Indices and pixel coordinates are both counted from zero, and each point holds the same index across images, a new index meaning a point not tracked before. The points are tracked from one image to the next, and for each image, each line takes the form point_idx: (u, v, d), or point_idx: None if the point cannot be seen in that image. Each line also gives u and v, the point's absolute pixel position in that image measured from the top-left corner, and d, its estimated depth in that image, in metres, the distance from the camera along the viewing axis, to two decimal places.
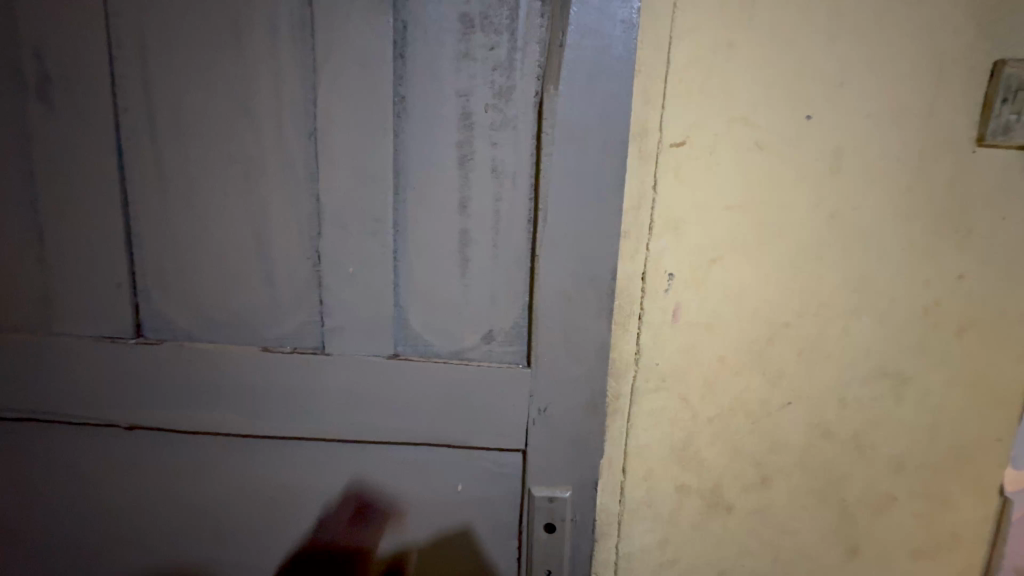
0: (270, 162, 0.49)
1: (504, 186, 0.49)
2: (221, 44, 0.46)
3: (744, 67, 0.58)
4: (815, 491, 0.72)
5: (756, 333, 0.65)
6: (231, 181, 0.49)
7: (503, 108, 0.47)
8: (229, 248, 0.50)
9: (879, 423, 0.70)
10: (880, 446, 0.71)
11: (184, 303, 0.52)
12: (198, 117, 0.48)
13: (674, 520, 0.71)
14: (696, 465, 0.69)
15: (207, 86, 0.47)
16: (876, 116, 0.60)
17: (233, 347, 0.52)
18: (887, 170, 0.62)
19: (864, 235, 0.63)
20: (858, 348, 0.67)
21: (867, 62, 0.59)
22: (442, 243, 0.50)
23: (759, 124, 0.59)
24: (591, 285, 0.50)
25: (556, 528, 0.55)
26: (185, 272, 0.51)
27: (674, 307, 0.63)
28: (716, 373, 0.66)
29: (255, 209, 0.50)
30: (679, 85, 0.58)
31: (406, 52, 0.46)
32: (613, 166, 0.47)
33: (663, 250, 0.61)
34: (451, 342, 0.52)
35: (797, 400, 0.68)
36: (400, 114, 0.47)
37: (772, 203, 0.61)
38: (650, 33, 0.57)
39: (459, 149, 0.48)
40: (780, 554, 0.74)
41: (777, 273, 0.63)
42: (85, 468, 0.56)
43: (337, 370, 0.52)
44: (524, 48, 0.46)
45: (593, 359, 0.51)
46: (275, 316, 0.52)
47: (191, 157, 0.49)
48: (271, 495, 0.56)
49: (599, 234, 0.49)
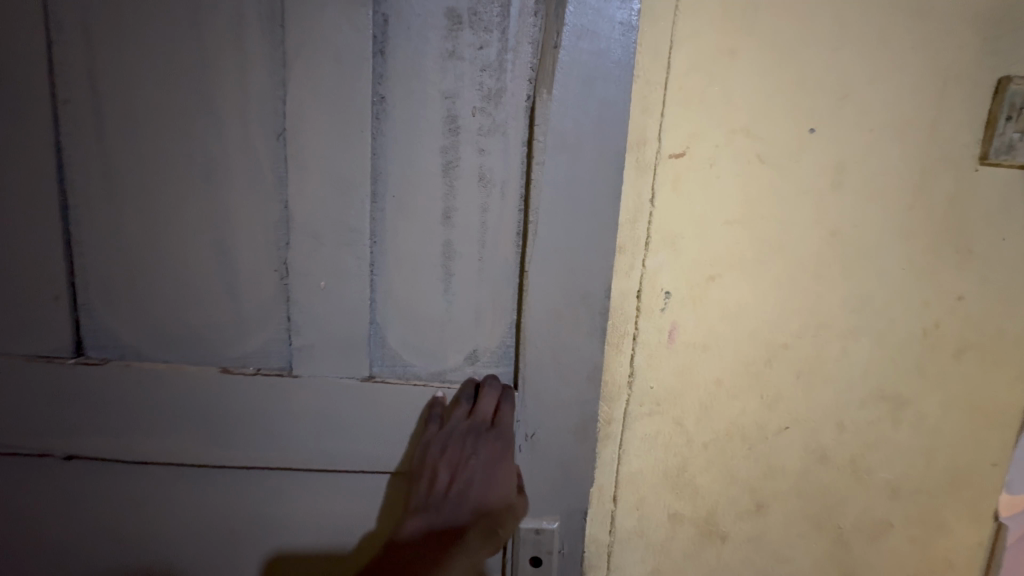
0: (235, 165, 0.45)
1: (492, 196, 0.45)
2: (179, 34, 0.43)
3: (747, 75, 0.54)
4: (810, 518, 0.69)
5: (754, 355, 0.62)
6: (190, 184, 0.45)
7: (492, 112, 0.44)
8: (188, 257, 0.47)
9: (878, 448, 0.67)
10: (877, 471, 0.68)
11: (137, 316, 0.48)
12: (154, 114, 0.44)
13: (666, 549, 0.67)
14: (689, 492, 0.65)
15: (164, 80, 0.44)
16: (878, 131, 0.58)
17: (190, 368, 0.48)
18: (889, 186, 0.59)
19: (866, 253, 0.61)
20: (856, 371, 0.64)
21: (871, 74, 0.56)
22: (424, 254, 0.47)
23: (762, 136, 0.56)
24: (583, 303, 0.46)
25: (542, 561, 0.52)
26: (139, 282, 0.48)
27: (670, 327, 0.59)
28: (712, 396, 0.62)
29: (217, 216, 0.46)
30: (679, 92, 0.54)
31: (386, 48, 0.43)
32: (610, 178, 0.44)
33: (659, 266, 0.58)
34: (432, 363, 0.50)
35: (795, 424, 0.65)
36: (380, 116, 0.44)
37: (772, 218, 0.58)
38: (649, 36, 0.52)
39: (443, 155, 0.45)
40: None
41: (776, 291, 0.60)
42: (32, 497, 0.53)
43: (305, 396, 0.48)
44: (515, 48, 0.43)
45: (585, 382, 0.48)
46: (239, 332, 0.49)
47: (145, 157, 0.45)
48: (241, 521, 0.53)
49: (593, 249, 0.45)
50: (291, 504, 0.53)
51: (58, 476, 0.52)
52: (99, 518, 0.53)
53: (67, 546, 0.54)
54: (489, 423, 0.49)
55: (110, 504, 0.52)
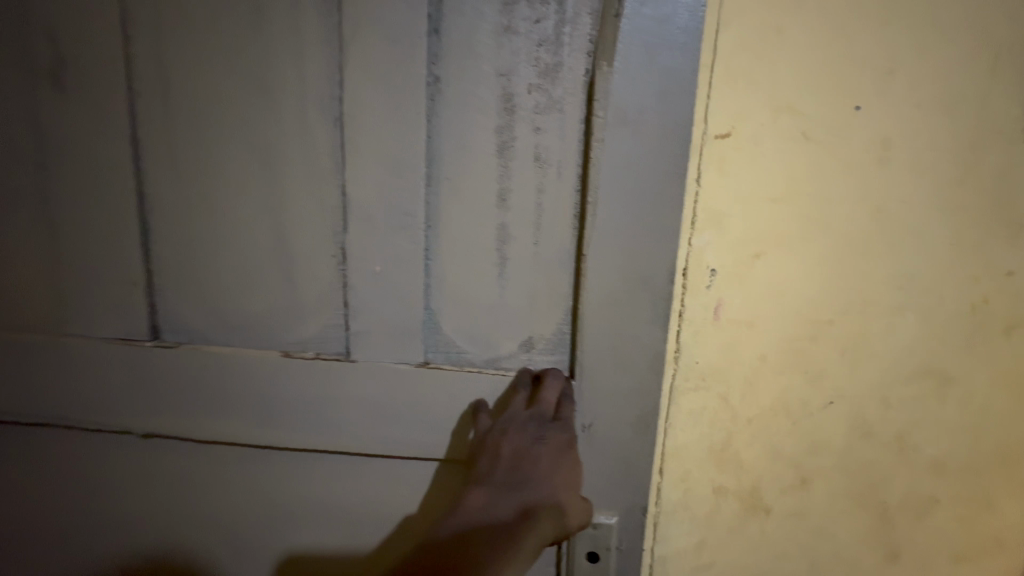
0: (293, 151, 0.47)
1: (548, 176, 0.46)
2: (241, 21, 0.45)
3: (793, 54, 0.55)
4: (855, 493, 0.69)
5: (799, 332, 0.62)
6: (253, 170, 0.48)
7: (548, 89, 0.44)
8: (252, 241, 0.49)
9: (924, 424, 0.67)
10: (922, 448, 0.68)
11: (204, 300, 0.51)
12: (218, 100, 0.46)
13: (711, 522, 0.68)
14: (734, 466, 0.66)
15: (228, 67, 0.46)
16: (925, 107, 0.57)
17: (254, 352, 0.51)
18: (937, 163, 0.59)
19: (913, 229, 0.60)
20: (902, 348, 0.64)
21: (918, 50, 0.56)
22: (479, 236, 0.48)
23: (807, 114, 0.56)
24: (643, 288, 0.46)
25: (600, 557, 0.52)
26: (207, 266, 0.50)
27: (716, 304, 0.60)
28: (756, 372, 0.63)
29: (277, 201, 0.48)
30: (725, 73, 0.55)
31: (441, 27, 0.44)
32: (673, 156, 0.44)
33: (704, 245, 0.59)
34: (486, 351, 0.50)
35: (840, 399, 0.65)
36: (435, 96, 0.45)
37: (817, 195, 0.58)
38: None
39: (499, 134, 0.45)
40: (817, 557, 0.71)
41: (821, 268, 0.60)
42: (113, 470, 0.56)
43: (361, 379, 0.50)
44: (573, 21, 0.43)
45: (646, 369, 0.48)
46: (298, 317, 0.51)
47: (210, 144, 0.47)
48: (300, 501, 0.55)
49: (651, 230, 0.45)
50: (344, 489, 0.54)
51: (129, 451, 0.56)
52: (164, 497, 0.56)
53: (135, 523, 0.58)
54: (551, 414, 0.48)
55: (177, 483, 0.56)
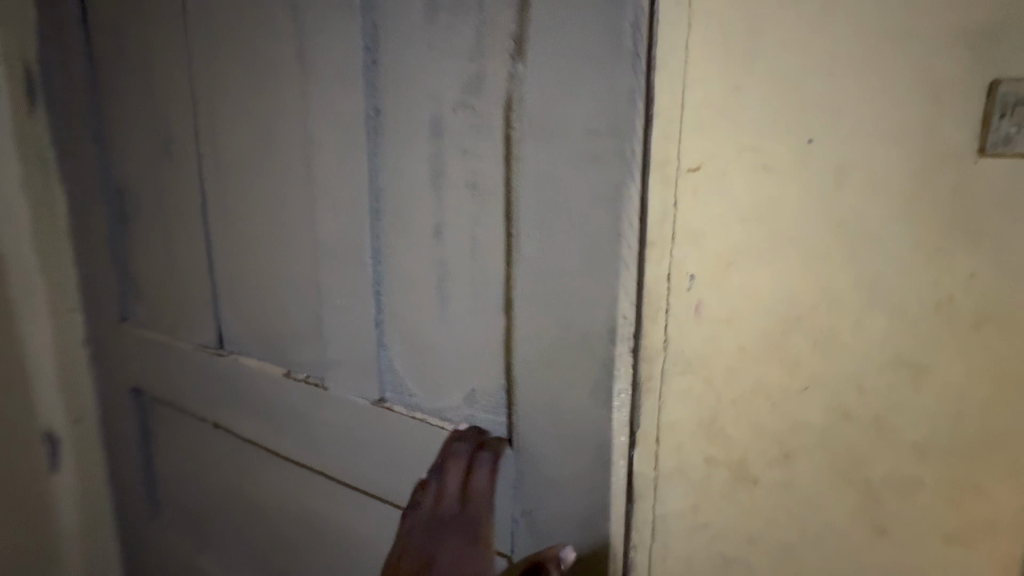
0: (286, 192, 0.60)
1: (479, 205, 0.49)
2: (242, 96, 0.62)
3: (751, 105, 0.67)
4: (837, 470, 0.75)
5: (771, 326, 0.73)
6: (260, 216, 0.64)
7: (472, 120, 0.47)
8: (265, 263, 0.65)
9: (899, 409, 0.72)
10: (900, 430, 0.72)
11: (241, 315, 0.69)
12: (235, 158, 0.64)
13: (705, 488, 0.79)
14: (722, 439, 0.77)
15: (245, 130, 0.62)
16: (876, 137, 0.65)
17: (266, 368, 0.67)
18: (890, 182, 0.66)
19: (873, 238, 0.68)
20: (869, 341, 0.71)
21: (864, 91, 0.64)
22: (422, 275, 0.53)
23: (766, 150, 0.68)
24: (578, 346, 0.45)
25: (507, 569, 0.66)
26: (236, 293, 0.69)
27: (697, 302, 0.74)
28: (737, 359, 0.75)
29: (278, 237, 0.62)
30: (693, 122, 0.69)
31: (378, 73, 0.51)
32: (593, 211, 0.42)
33: (684, 256, 0.72)
34: (434, 396, 0.55)
35: (815, 385, 0.73)
36: (375, 132, 0.53)
37: (781, 214, 0.70)
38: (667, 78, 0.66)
39: (433, 166, 0.50)
40: (806, 528, 0.78)
41: (786, 272, 0.71)
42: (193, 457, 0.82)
43: (339, 405, 0.61)
44: (491, 29, 0.45)
45: (591, 457, 0.47)
46: (292, 340, 0.65)
47: (234, 195, 0.66)
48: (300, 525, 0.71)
49: (582, 278, 0.44)
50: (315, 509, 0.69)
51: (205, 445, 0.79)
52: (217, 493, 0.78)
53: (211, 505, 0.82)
54: (458, 501, 0.48)
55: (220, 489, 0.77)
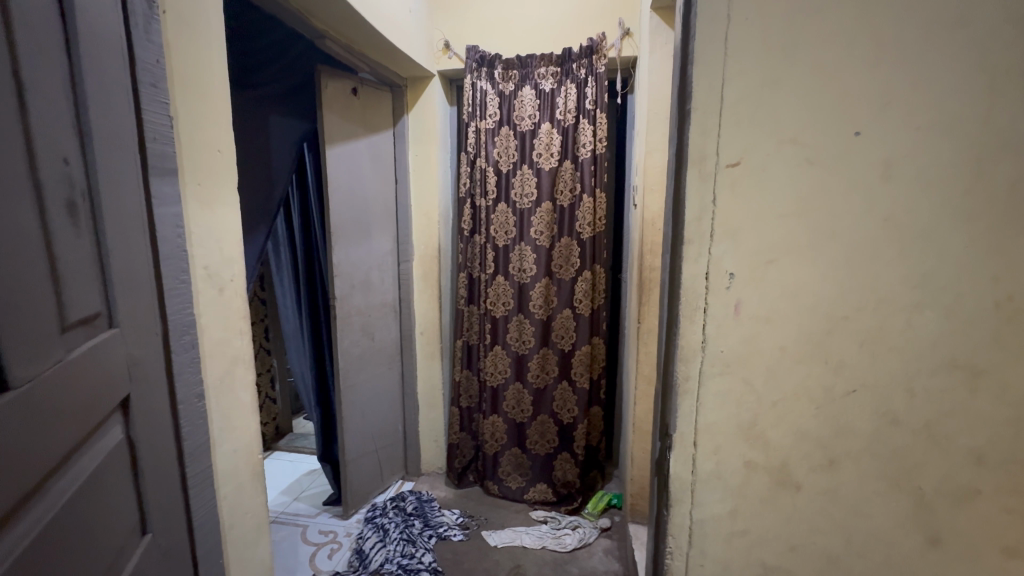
0: None
1: None
2: None
3: (795, 96, 0.64)
4: (885, 476, 0.71)
5: (815, 326, 0.68)
6: None
7: None
8: None
9: (957, 415, 0.67)
10: (956, 437, 0.68)
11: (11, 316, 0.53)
12: None
13: (744, 492, 0.75)
14: (762, 443, 0.73)
15: None
16: (926, 129, 0.62)
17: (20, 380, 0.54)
18: (942, 175, 0.62)
19: (924, 234, 0.64)
20: (921, 343, 0.66)
21: (913, 83, 0.61)
22: None
23: (809, 143, 0.64)
24: None
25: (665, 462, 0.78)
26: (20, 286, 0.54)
27: (735, 302, 0.69)
28: (778, 361, 0.70)
29: None
30: (732, 115, 0.65)
31: None
32: None
33: (723, 253, 0.68)
34: None
35: (864, 388, 0.69)
36: None
37: (823, 209, 0.65)
38: (703, 77, 0.65)
39: None
40: (852, 536, 0.74)
41: (832, 270, 0.67)
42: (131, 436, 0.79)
43: None
44: None
45: None
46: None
47: None
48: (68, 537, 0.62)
49: None
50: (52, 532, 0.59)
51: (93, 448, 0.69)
52: (110, 486, 0.72)
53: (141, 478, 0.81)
54: None
55: (96, 495, 0.69)
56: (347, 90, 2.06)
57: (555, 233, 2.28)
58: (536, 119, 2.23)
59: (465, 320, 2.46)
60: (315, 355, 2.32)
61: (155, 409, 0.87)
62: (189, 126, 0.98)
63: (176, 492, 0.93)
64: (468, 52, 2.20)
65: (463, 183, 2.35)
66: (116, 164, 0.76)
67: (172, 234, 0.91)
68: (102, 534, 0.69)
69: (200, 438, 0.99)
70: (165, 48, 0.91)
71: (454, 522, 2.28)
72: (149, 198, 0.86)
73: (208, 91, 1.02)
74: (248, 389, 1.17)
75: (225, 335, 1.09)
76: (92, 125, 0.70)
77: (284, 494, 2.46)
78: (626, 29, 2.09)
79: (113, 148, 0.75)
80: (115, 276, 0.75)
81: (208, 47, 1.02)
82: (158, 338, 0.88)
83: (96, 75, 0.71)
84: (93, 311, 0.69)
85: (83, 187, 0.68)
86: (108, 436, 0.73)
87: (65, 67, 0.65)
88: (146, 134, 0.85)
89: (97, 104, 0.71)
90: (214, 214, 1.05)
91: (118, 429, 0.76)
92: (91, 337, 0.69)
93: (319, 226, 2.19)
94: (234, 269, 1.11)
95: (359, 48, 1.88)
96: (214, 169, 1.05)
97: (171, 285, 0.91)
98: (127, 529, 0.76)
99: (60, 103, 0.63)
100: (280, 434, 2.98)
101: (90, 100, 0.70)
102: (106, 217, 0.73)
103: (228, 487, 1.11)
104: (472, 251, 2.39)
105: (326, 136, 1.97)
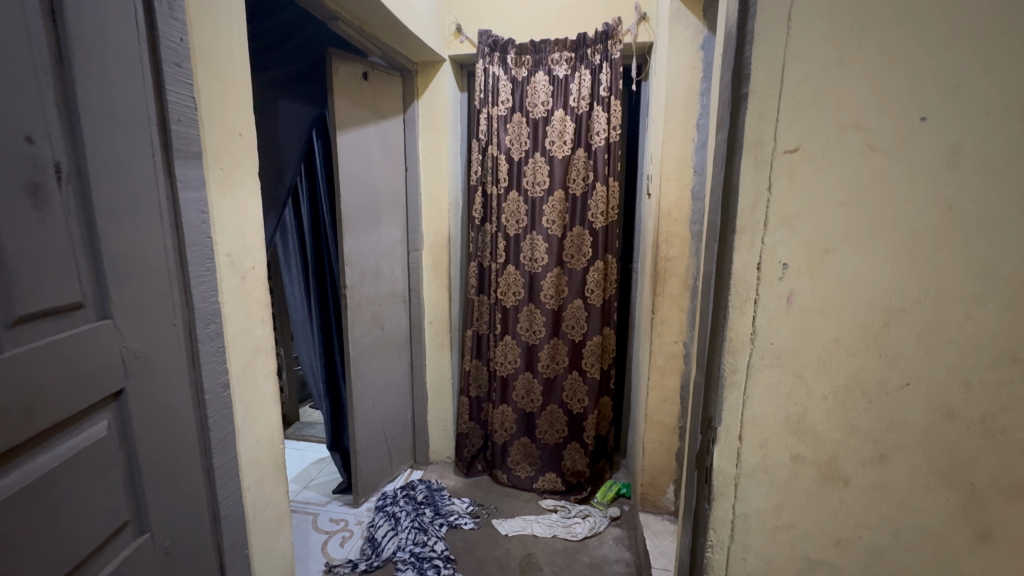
0: None
1: None
2: None
3: (860, 83, 0.62)
4: (937, 471, 0.69)
5: (871, 318, 0.67)
6: None
7: None
8: None
9: (1014, 409, 0.65)
10: (1011, 431, 0.66)
11: None
12: None
13: (790, 486, 0.74)
14: (811, 437, 0.72)
15: None
16: (996, 115, 0.60)
17: None
18: (1010, 163, 0.60)
19: (990, 222, 0.61)
20: (981, 335, 0.64)
21: (986, 67, 0.59)
22: None
23: (872, 130, 0.62)
24: None
25: (707, 457, 0.77)
26: None
27: (789, 293, 0.68)
28: (831, 354, 0.69)
29: None
30: (792, 101, 0.63)
31: None
32: None
33: (777, 243, 0.67)
34: None
35: (917, 382, 0.67)
36: None
37: (884, 198, 0.63)
38: (764, 61, 0.63)
39: None
40: (900, 531, 0.72)
41: (892, 261, 0.65)
42: (130, 427, 0.77)
43: None
44: None
45: None
46: None
47: None
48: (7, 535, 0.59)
49: None
50: None
51: (40, 451, 0.64)
52: (83, 480, 0.69)
53: (146, 472, 0.79)
54: None
55: (52, 497, 0.65)
56: (358, 74, 2.03)
57: (566, 222, 2.26)
58: (549, 105, 2.21)
59: (475, 309, 2.45)
60: (324, 344, 2.31)
61: (174, 398, 0.85)
62: (210, 109, 0.95)
63: (199, 484, 0.91)
64: (480, 37, 2.16)
65: (474, 170, 2.33)
66: (121, 148, 0.74)
67: (197, 220, 0.89)
68: (55, 537, 0.65)
69: (224, 430, 0.98)
70: (189, 28, 0.89)
71: (465, 510, 2.27)
72: (167, 181, 0.83)
73: (227, 75, 0.99)
74: (269, 377, 1.15)
75: (247, 324, 1.07)
76: (82, 103, 0.68)
77: (294, 483, 2.45)
78: (642, 14, 2.05)
79: (118, 130, 0.73)
80: (108, 262, 0.72)
81: (231, 31, 1.00)
82: (178, 329, 0.86)
83: (91, 50, 0.69)
84: (68, 302, 0.67)
85: (63, 168, 0.65)
86: (73, 437, 0.68)
87: (43, 41, 0.62)
88: (165, 114, 0.82)
89: (91, 81, 0.69)
90: (235, 200, 1.02)
91: (106, 423, 0.73)
92: (57, 331, 0.66)
93: (330, 213, 2.17)
94: (255, 256, 1.09)
95: (370, 30, 1.84)
96: (235, 154, 1.02)
97: (195, 271, 0.89)
98: (113, 521, 0.74)
99: (27, 77, 0.60)
100: (288, 422, 2.97)
101: (80, 75, 0.67)
102: (98, 201, 0.70)
103: (251, 478, 1.09)
104: (483, 240, 2.37)
105: (339, 123, 1.95)
